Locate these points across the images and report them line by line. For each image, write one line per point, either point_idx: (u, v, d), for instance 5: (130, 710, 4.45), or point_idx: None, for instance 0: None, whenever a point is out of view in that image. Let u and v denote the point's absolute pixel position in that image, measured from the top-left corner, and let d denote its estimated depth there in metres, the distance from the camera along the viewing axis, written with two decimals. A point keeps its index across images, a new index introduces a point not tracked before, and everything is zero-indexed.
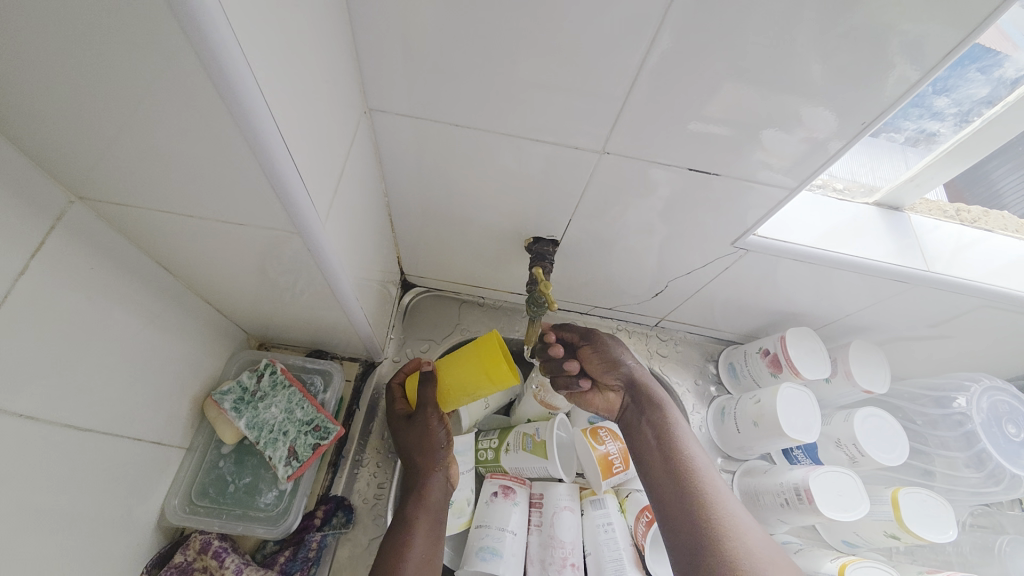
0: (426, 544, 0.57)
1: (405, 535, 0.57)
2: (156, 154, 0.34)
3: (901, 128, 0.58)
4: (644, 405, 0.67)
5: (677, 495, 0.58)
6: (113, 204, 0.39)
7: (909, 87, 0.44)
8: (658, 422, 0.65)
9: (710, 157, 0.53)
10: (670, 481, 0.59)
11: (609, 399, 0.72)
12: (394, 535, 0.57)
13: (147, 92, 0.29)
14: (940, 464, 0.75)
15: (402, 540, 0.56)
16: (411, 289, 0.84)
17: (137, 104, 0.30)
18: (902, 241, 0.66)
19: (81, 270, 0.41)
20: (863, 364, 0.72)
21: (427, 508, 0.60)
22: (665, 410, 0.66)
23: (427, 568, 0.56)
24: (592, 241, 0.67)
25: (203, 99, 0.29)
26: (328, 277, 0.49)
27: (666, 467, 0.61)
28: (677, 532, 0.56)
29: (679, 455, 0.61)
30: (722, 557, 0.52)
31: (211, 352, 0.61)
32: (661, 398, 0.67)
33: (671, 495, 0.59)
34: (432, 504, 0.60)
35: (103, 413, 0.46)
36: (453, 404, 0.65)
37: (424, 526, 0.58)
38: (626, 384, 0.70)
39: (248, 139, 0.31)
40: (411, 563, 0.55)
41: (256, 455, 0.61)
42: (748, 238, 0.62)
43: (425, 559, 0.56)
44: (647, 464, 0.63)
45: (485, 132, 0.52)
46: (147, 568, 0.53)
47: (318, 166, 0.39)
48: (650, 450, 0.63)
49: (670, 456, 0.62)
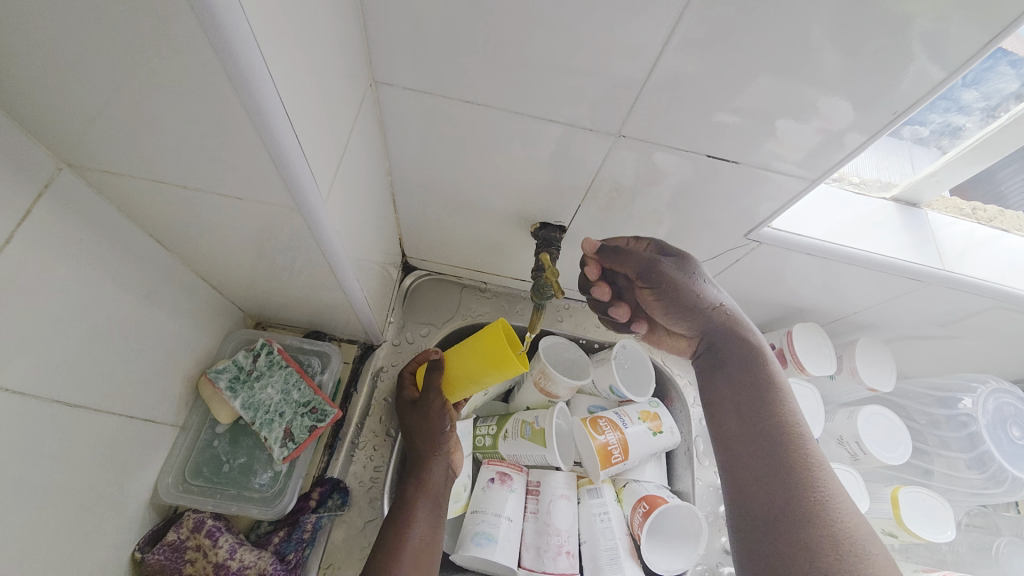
0: (426, 527, 0.56)
1: (405, 519, 0.56)
2: (146, 120, 0.32)
3: (926, 121, 0.56)
4: (727, 341, 0.56)
5: (740, 421, 0.52)
6: (104, 172, 0.37)
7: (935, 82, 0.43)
8: (746, 352, 0.55)
9: (726, 146, 0.51)
10: (762, 431, 0.50)
11: (681, 343, 0.61)
12: (396, 518, 0.56)
13: (134, 49, 0.27)
14: (940, 464, 0.75)
15: (402, 523, 0.56)
16: (412, 272, 0.82)
17: (124, 63, 0.27)
18: (918, 237, 0.65)
19: (69, 242, 0.39)
20: (869, 363, 0.71)
21: (428, 493, 0.59)
22: (740, 326, 0.55)
23: (427, 553, 0.55)
24: (599, 229, 0.66)
25: (197, 60, 0.27)
26: (328, 256, 0.47)
27: (737, 360, 0.55)
28: (745, 502, 0.48)
29: (761, 385, 0.53)
30: (821, 528, 0.43)
31: (207, 330, 0.60)
32: (756, 343, 0.55)
33: (728, 416, 0.53)
34: (433, 489, 0.59)
35: (94, 390, 0.44)
36: (463, 393, 0.63)
37: (425, 510, 0.58)
38: (699, 334, 0.58)
39: (247, 107, 0.29)
40: (412, 547, 0.54)
41: (252, 436, 0.60)
42: (762, 230, 0.61)
43: (426, 542, 0.55)
44: (721, 364, 0.56)
45: (495, 110, 0.50)
46: (139, 546, 0.52)
47: (319, 139, 0.37)
48: (728, 374, 0.55)
49: (746, 375, 0.54)
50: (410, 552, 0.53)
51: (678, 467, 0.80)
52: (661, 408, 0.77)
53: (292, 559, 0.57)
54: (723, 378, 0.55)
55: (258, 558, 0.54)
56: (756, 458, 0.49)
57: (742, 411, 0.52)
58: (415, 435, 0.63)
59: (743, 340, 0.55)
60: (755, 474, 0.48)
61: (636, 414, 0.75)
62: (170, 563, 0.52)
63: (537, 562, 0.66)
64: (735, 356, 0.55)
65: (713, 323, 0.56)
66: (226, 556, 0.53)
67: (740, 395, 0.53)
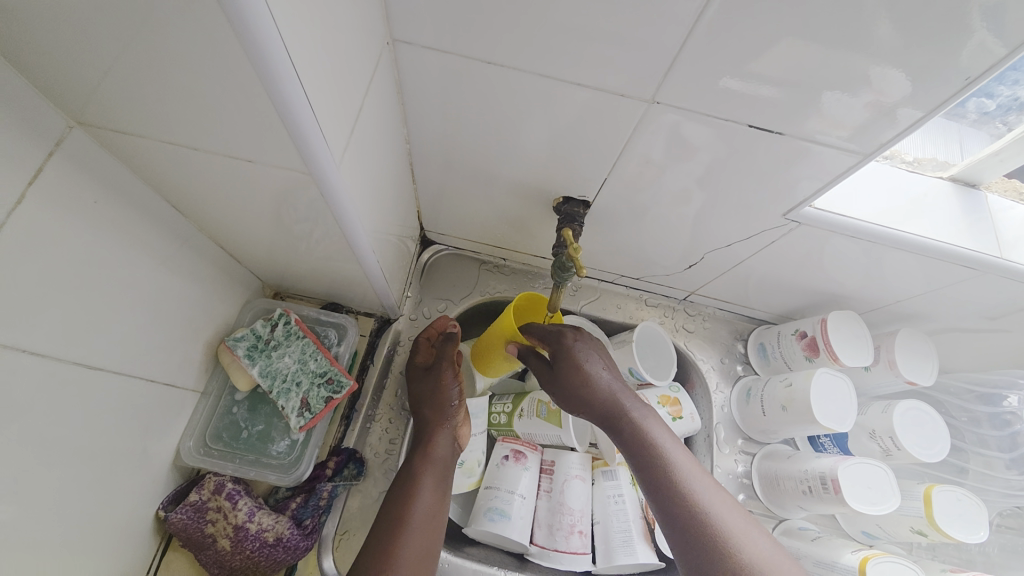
0: (432, 496, 0.57)
1: (411, 486, 0.57)
2: (149, 78, 0.30)
3: (993, 94, 0.50)
4: (633, 445, 0.55)
5: (664, 493, 0.51)
6: (115, 132, 0.36)
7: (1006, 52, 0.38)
8: (652, 458, 0.53)
9: (768, 117, 0.46)
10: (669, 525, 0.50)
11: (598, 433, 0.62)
12: (402, 485, 0.57)
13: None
14: (975, 462, 0.73)
15: (408, 490, 0.57)
16: (431, 247, 0.80)
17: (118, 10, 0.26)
18: (974, 221, 0.60)
19: (84, 204, 0.39)
20: (909, 354, 0.67)
21: (431, 463, 0.60)
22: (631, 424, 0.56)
23: (434, 521, 0.56)
24: (625, 206, 0.63)
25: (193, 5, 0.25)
26: (345, 227, 0.45)
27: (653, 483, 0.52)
28: (682, 542, 0.48)
29: (659, 462, 0.53)
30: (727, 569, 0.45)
31: (226, 297, 0.60)
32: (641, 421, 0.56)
33: (661, 501, 0.51)
34: (438, 461, 0.60)
35: (113, 354, 0.45)
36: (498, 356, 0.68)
37: (430, 480, 0.58)
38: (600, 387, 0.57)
39: (249, 59, 0.27)
40: (418, 514, 0.55)
41: (270, 404, 0.61)
42: (802, 210, 0.56)
43: (434, 508, 0.56)
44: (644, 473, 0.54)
45: (518, 73, 0.46)
46: (163, 505, 0.54)
47: (332, 101, 0.35)
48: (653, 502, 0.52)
49: (653, 468, 0.53)
50: (417, 518, 0.54)
51: (696, 454, 0.78)
52: (682, 394, 0.75)
53: (308, 524, 0.58)
54: (654, 487, 0.52)
55: (276, 522, 0.55)
56: (680, 517, 0.49)
57: (660, 498, 0.51)
58: (423, 407, 0.64)
59: (652, 447, 0.54)
60: (682, 515, 0.49)
61: (655, 398, 0.74)
62: (192, 522, 0.54)
63: (549, 540, 0.67)
64: (642, 459, 0.54)
65: (616, 412, 0.57)
66: (244, 519, 0.54)
67: (664, 491, 0.51)
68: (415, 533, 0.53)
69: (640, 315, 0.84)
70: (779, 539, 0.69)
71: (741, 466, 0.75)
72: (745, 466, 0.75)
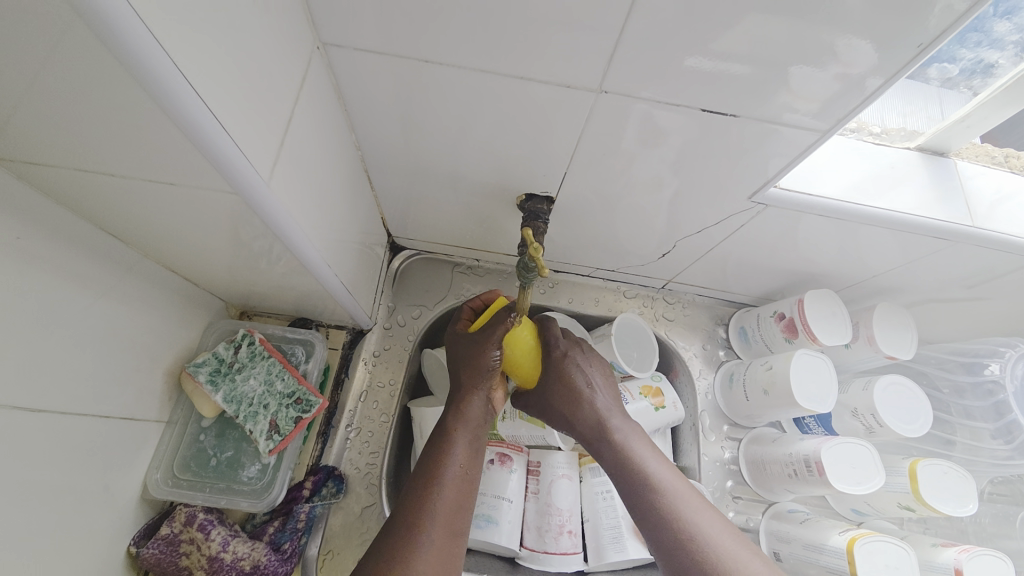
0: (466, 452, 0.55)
1: (444, 446, 0.55)
2: (36, 109, 0.28)
3: (955, 57, 0.50)
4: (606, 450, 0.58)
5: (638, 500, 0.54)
6: (26, 163, 0.34)
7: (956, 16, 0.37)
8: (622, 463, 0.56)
9: (726, 98, 0.45)
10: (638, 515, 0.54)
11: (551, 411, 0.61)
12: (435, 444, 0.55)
13: None
14: (963, 434, 0.73)
15: (441, 451, 0.54)
16: (401, 252, 0.78)
17: None
18: (945, 190, 0.59)
19: (5, 241, 0.36)
20: (888, 329, 0.67)
21: (465, 421, 0.57)
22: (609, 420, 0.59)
23: (466, 481, 0.54)
24: (590, 198, 0.61)
25: (54, 20, 0.22)
26: (290, 245, 0.44)
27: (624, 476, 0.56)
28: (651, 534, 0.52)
29: (632, 470, 0.55)
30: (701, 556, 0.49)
31: (184, 321, 0.58)
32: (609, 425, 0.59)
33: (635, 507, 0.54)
34: (472, 419, 0.57)
35: (60, 394, 0.43)
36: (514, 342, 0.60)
37: (463, 438, 0.56)
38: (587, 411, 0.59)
39: (133, 75, 0.25)
40: (449, 476, 0.53)
41: (238, 429, 0.60)
42: (768, 191, 0.55)
43: (467, 466, 0.54)
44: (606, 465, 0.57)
45: (463, 70, 0.45)
46: (134, 540, 0.53)
47: (251, 115, 0.33)
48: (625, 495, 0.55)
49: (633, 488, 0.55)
50: (450, 477, 0.52)
51: (684, 442, 0.77)
52: (664, 383, 0.74)
53: (287, 548, 0.57)
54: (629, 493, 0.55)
55: (252, 549, 0.55)
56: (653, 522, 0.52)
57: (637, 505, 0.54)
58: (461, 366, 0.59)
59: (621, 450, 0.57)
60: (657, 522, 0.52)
61: (637, 389, 0.72)
62: (165, 557, 0.52)
63: (539, 543, 0.66)
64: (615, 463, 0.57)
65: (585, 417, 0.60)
66: (218, 549, 0.53)
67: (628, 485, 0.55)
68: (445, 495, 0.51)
69: (619, 306, 0.83)
70: (769, 524, 0.68)
71: (728, 452, 0.75)
72: (732, 452, 0.75)
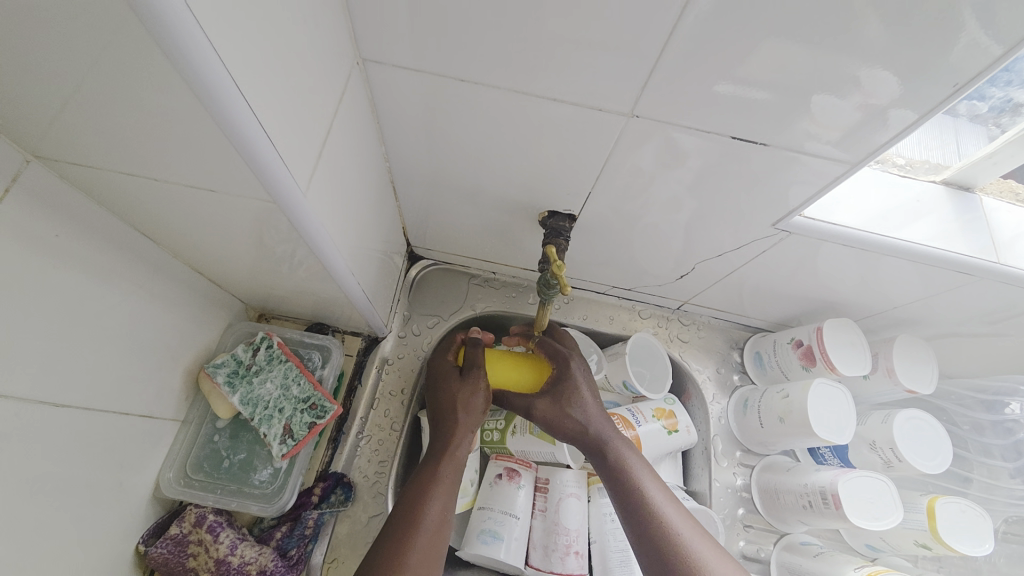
0: (445, 499, 0.54)
1: (423, 492, 0.54)
2: (93, 115, 0.29)
3: (985, 96, 0.49)
4: (613, 477, 0.56)
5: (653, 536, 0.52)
6: (72, 164, 0.35)
7: (981, 56, 0.37)
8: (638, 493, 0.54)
9: (753, 125, 0.45)
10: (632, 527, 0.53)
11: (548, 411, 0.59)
12: (413, 491, 0.54)
13: (57, 25, 0.23)
14: (980, 471, 0.72)
15: (419, 497, 0.53)
16: (418, 262, 0.79)
17: (52, 41, 0.24)
18: (970, 225, 0.58)
19: (46, 238, 0.37)
20: (908, 362, 0.66)
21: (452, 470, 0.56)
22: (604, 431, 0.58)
23: (440, 530, 0.52)
24: (612, 217, 0.62)
25: (123, 33, 0.23)
26: (319, 253, 0.45)
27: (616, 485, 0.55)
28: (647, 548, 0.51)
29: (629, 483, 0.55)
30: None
31: (206, 322, 0.59)
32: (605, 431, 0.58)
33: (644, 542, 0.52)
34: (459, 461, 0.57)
35: (85, 389, 0.44)
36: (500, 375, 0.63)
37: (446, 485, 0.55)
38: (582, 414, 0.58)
39: (191, 86, 0.26)
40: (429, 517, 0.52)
41: (252, 431, 0.60)
42: (793, 218, 0.55)
43: (444, 517, 0.53)
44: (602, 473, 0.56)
45: (495, 89, 0.45)
46: (144, 538, 0.53)
47: (293, 127, 0.34)
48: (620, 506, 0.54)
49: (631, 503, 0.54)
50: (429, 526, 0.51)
51: (694, 467, 0.76)
52: (677, 406, 0.73)
53: (294, 554, 0.57)
54: (638, 526, 0.52)
55: (259, 554, 0.55)
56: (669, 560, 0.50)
57: (644, 541, 0.52)
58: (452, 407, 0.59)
59: (633, 480, 0.55)
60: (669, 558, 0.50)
61: (650, 411, 0.71)
62: (173, 557, 0.52)
63: (545, 562, 0.65)
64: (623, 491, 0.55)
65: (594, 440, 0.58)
66: (226, 552, 0.53)
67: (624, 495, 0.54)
68: (422, 547, 0.50)
69: (634, 326, 0.82)
70: (781, 556, 0.67)
71: (740, 479, 0.74)
72: (744, 479, 0.74)
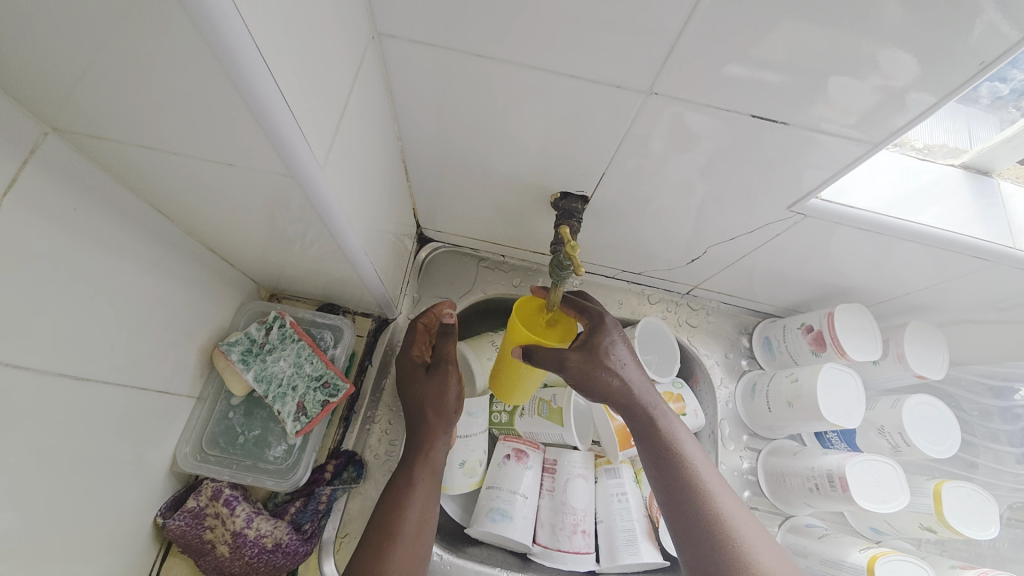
0: (424, 500, 0.56)
1: (401, 496, 0.56)
2: (111, 84, 0.29)
3: (1006, 78, 0.48)
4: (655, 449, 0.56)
5: (692, 512, 0.53)
6: (90, 137, 0.35)
7: (1008, 41, 0.36)
8: (679, 473, 0.55)
9: (772, 106, 0.44)
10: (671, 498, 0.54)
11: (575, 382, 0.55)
12: (392, 494, 0.56)
13: None
14: (986, 457, 0.73)
15: (398, 501, 0.56)
16: (428, 244, 0.79)
17: (70, 5, 0.24)
18: (987, 210, 0.58)
19: (63, 211, 0.38)
20: (919, 349, 0.65)
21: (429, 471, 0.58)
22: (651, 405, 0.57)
23: (420, 532, 0.55)
24: (624, 200, 0.61)
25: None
26: (334, 230, 0.45)
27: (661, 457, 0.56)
28: (685, 518, 0.53)
29: (674, 457, 0.56)
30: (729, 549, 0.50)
31: (219, 300, 0.59)
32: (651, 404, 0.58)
33: (679, 520, 0.53)
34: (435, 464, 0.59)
35: (102, 365, 0.44)
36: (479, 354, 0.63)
37: (424, 487, 0.57)
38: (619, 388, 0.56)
39: (215, 52, 0.25)
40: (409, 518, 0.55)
41: (266, 408, 0.61)
42: (808, 202, 0.55)
43: (422, 519, 0.55)
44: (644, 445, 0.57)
45: (509, 66, 0.45)
46: (161, 511, 0.54)
47: (311, 101, 0.34)
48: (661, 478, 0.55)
49: (675, 475, 0.55)
50: (407, 531, 0.54)
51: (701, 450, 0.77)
52: (685, 389, 0.74)
53: (308, 528, 0.58)
54: (680, 499, 0.54)
55: (275, 527, 0.56)
56: (702, 539, 0.51)
57: (682, 512, 0.53)
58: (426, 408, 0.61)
59: (677, 454, 0.56)
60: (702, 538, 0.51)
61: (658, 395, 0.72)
62: (190, 529, 0.54)
63: (552, 540, 0.66)
64: (664, 470, 0.55)
65: (637, 418, 0.57)
66: (243, 524, 0.55)
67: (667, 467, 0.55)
68: (402, 550, 0.53)
69: (643, 310, 0.82)
70: (785, 537, 0.68)
71: (746, 462, 0.74)
72: (751, 462, 0.74)
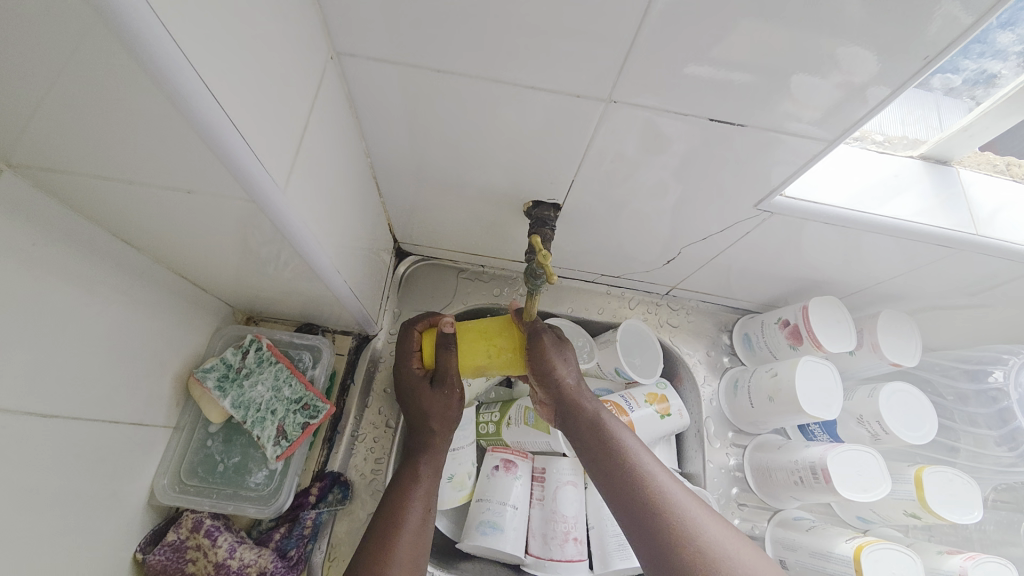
0: (426, 494, 0.56)
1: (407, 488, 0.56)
2: (59, 117, 0.28)
3: (959, 68, 0.50)
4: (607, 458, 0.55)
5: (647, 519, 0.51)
6: (44, 170, 0.34)
7: (961, 28, 0.37)
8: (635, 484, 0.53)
9: (732, 107, 0.46)
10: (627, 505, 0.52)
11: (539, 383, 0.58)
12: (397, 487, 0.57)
13: (7, 23, 0.22)
14: (967, 440, 0.74)
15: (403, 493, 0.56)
16: (406, 258, 0.79)
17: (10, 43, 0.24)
18: (948, 196, 0.59)
19: (23, 246, 0.37)
20: (893, 337, 0.67)
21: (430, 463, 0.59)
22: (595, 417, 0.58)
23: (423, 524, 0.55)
24: (597, 205, 0.62)
25: (79, 31, 0.23)
26: (302, 252, 0.44)
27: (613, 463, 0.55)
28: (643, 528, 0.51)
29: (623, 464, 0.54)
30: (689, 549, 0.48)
31: (193, 327, 0.59)
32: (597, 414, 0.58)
33: (646, 538, 0.50)
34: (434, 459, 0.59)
35: (70, 400, 0.43)
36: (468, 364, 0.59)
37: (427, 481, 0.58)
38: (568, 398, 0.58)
39: (154, 84, 0.25)
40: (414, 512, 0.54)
41: (245, 434, 0.60)
42: (773, 199, 0.56)
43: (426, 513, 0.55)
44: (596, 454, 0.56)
45: (472, 79, 0.45)
46: (140, 547, 0.53)
47: (267, 125, 0.34)
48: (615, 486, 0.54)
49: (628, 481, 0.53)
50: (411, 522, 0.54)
51: (688, 449, 0.77)
52: (669, 390, 0.74)
53: (293, 554, 0.57)
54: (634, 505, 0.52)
55: (258, 555, 0.55)
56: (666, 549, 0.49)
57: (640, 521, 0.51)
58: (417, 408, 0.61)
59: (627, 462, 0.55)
60: (675, 556, 0.48)
61: (643, 397, 0.72)
62: (171, 563, 0.52)
63: (544, 550, 0.66)
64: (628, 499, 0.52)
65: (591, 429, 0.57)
66: (225, 555, 0.54)
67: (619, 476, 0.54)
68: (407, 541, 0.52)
69: (623, 313, 0.83)
70: (774, 531, 0.68)
71: (733, 459, 0.75)
72: (737, 458, 0.75)
